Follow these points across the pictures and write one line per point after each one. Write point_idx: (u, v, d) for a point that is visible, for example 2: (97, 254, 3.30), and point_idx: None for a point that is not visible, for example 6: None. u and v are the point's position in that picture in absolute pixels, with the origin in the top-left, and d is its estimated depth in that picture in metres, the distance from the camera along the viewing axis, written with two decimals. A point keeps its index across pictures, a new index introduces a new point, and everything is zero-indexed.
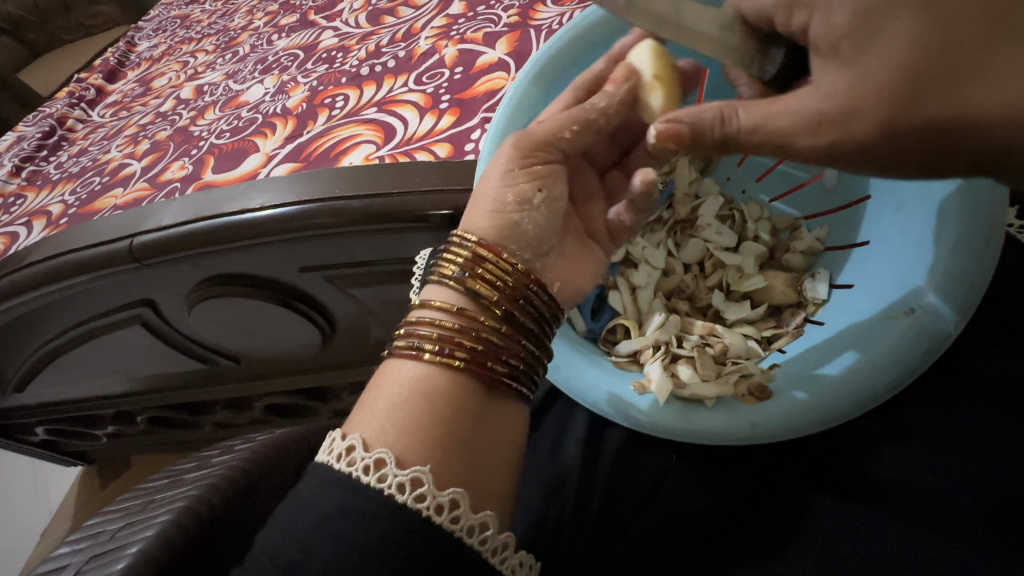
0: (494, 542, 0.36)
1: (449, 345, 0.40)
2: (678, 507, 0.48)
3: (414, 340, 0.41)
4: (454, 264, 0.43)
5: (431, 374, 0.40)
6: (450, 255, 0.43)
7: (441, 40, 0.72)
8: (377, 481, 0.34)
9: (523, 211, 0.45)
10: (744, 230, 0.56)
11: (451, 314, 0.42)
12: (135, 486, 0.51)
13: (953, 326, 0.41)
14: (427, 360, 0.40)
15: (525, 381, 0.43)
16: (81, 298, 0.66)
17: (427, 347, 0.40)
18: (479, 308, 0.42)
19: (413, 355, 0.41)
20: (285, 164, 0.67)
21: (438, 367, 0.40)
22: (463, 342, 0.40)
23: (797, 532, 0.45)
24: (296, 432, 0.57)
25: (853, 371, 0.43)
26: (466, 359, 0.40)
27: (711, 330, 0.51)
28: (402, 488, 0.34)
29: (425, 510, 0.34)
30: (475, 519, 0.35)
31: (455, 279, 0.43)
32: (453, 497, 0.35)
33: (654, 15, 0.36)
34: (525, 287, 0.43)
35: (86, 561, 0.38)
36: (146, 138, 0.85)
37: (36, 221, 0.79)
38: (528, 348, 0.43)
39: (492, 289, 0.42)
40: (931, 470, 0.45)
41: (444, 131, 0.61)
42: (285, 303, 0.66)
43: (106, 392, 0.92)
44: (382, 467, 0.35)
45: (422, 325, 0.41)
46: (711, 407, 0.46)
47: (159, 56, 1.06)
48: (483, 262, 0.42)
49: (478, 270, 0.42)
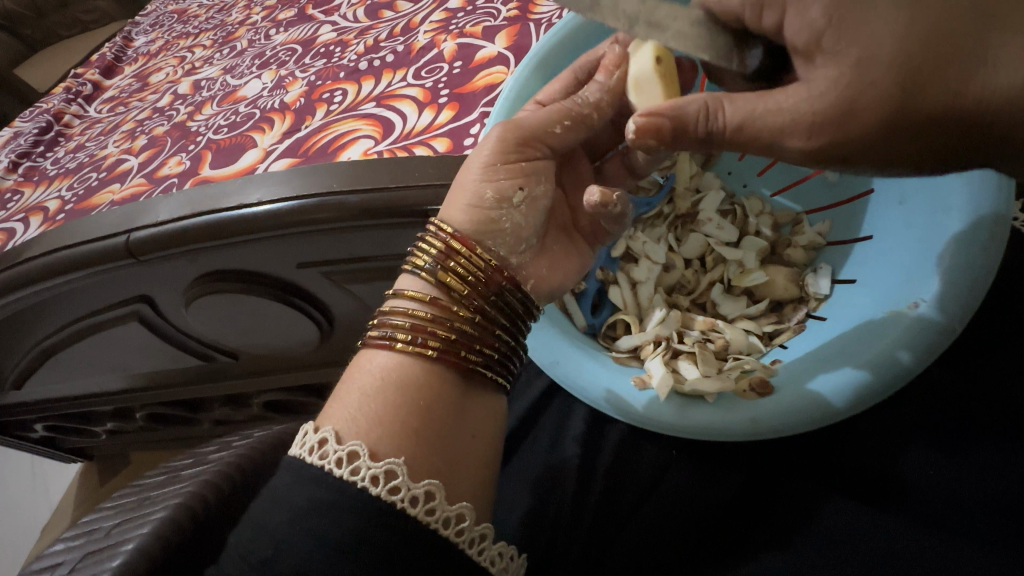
0: (471, 533, 0.35)
1: (421, 335, 0.40)
2: (673, 501, 0.48)
3: (387, 329, 0.40)
4: (428, 255, 0.42)
5: (404, 364, 0.39)
6: (421, 243, 0.43)
7: (440, 34, 0.72)
8: (349, 474, 0.34)
9: (502, 209, 0.45)
10: (745, 224, 0.55)
11: (424, 303, 0.41)
12: (130, 484, 0.51)
13: (956, 322, 0.41)
14: (400, 351, 0.40)
15: (498, 372, 0.42)
16: (79, 294, 0.66)
17: (399, 337, 0.40)
18: (448, 297, 0.41)
19: (383, 344, 0.40)
20: (283, 159, 0.66)
21: (410, 357, 0.40)
22: (436, 332, 0.40)
23: (792, 520, 0.45)
24: (291, 428, 0.56)
25: (857, 369, 0.42)
26: (440, 348, 0.40)
27: (712, 325, 0.51)
28: (376, 481, 0.34)
29: (399, 502, 0.33)
30: (452, 511, 0.35)
31: (426, 269, 0.42)
32: (427, 488, 0.35)
33: (623, 13, 0.35)
34: (496, 283, 0.42)
35: (80, 559, 0.37)
36: (142, 133, 0.84)
37: (33, 217, 0.79)
38: (504, 339, 0.43)
39: (464, 283, 0.41)
40: (932, 470, 0.44)
41: (442, 125, 0.60)
42: (282, 299, 0.66)
43: (104, 389, 0.92)
44: (354, 461, 0.34)
45: (395, 314, 0.41)
46: (711, 402, 0.46)
47: (156, 51, 1.06)
48: (454, 255, 0.42)
49: (449, 265, 0.41)
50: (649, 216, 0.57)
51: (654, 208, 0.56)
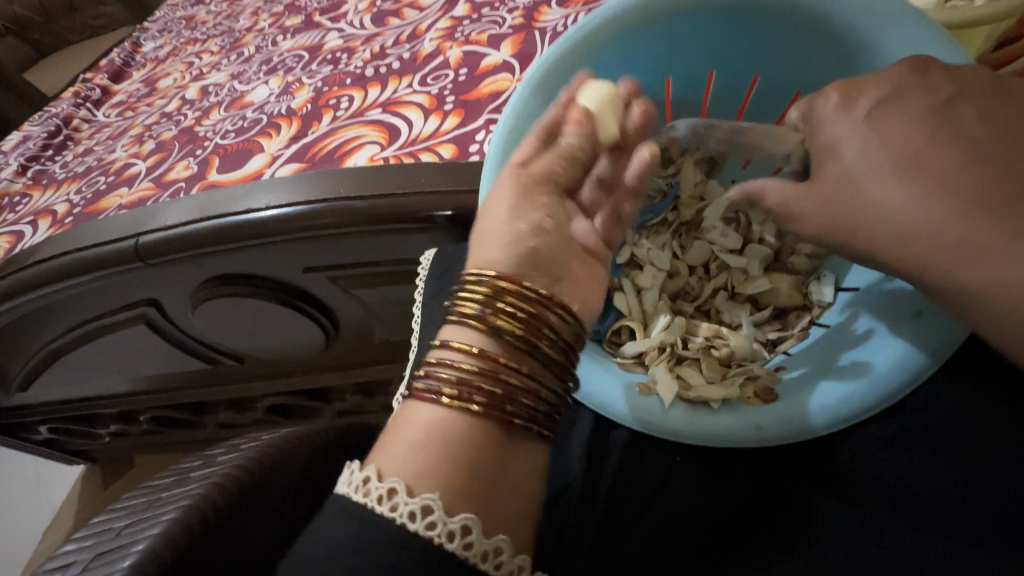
0: (512, 568, 0.30)
1: (469, 390, 0.33)
2: (676, 509, 0.45)
3: (431, 381, 0.34)
4: (475, 299, 0.36)
5: (449, 421, 0.32)
6: (474, 286, 0.36)
7: (445, 41, 0.73)
8: (388, 510, 0.29)
9: (538, 238, 0.39)
10: (750, 232, 0.55)
11: (472, 355, 0.35)
12: (140, 485, 0.51)
13: (959, 332, 0.39)
14: (445, 406, 0.32)
15: (554, 428, 0.36)
16: (87, 296, 0.66)
17: (443, 390, 0.33)
18: (510, 351, 0.35)
19: (431, 398, 0.33)
20: (291, 164, 0.67)
21: (456, 414, 0.32)
22: (484, 386, 0.33)
23: (799, 531, 0.42)
24: (300, 432, 0.56)
25: (842, 386, 0.43)
26: (487, 406, 0.32)
27: (716, 333, 0.52)
28: (413, 516, 0.29)
29: (437, 538, 0.29)
30: (491, 545, 0.30)
31: (476, 315, 0.35)
32: (465, 523, 0.29)
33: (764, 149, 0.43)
34: (551, 317, 0.37)
35: (90, 560, 0.37)
36: (150, 137, 0.85)
37: (41, 220, 0.80)
38: (554, 388, 0.36)
39: (516, 324, 0.35)
40: (947, 476, 0.41)
41: (448, 132, 0.61)
42: (289, 303, 0.66)
43: (110, 391, 0.93)
44: (393, 495, 0.29)
45: (440, 366, 0.34)
46: (716, 408, 0.46)
47: (164, 56, 1.07)
48: (504, 294, 0.36)
49: (501, 305, 0.35)
50: (655, 223, 0.57)
51: (660, 216, 0.56)
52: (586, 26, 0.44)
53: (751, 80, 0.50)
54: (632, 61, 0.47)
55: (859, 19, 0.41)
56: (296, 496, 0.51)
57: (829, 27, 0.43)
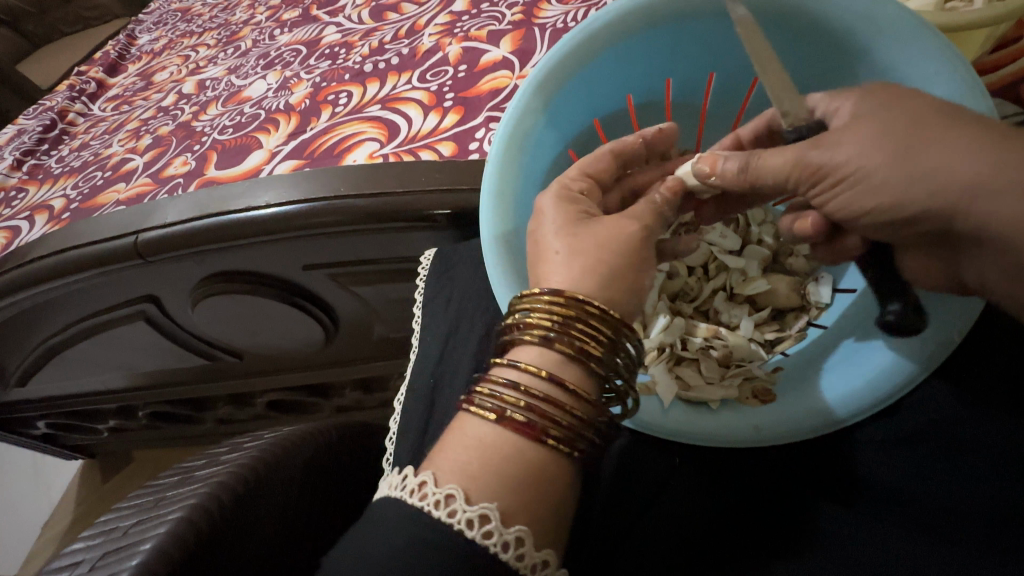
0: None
1: (578, 437, 0.32)
2: (678, 511, 0.44)
3: (537, 417, 0.31)
4: (594, 340, 0.34)
5: (539, 458, 0.31)
6: (602, 331, 0.34)
7: (444, 37, 0.72)
8: (445, 515, 0.28)
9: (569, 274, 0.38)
10: (748, 233, 0.56)
11: (577, 396, 0.33)
12: (147, 483, 0.51)
13: (955, 332, 0.40)
14: (551, 448, 0.31)
15: None
16: (86, 293, 0.66)
17: (554, 433, 0.31)
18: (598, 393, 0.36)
19: (537, 436, 0.31)
20: (289, 160, 0.67)
21: (556, 456, 0.31)
22: (589, 435, 0.33)
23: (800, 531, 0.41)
24: (302, 430, 0.57)
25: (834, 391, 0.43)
26: (585, 452, 0.33)
27: (715, 333, 0.52)
28: (469, 524, 0.28)
29: (493, 548, 0.28)
30: (539, 557, 0.29)
31: (593, 357, 0.34)
32: (517, 534, 0.28)
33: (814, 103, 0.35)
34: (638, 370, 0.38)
35: (100, 558, 0.38)
36: (147, 132, 0.85)
37: (38, 215, 0.79)
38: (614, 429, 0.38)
39: (617, 374, 0.35)
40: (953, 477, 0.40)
41: (448, 130, 0.61)
42: (288, 300, 0.66)
43: (108, 386, 0.92)
44: (448, 502, 0.29)
45: (549, 403, 0.32)
46: (716, 409, 0.47)
47: (160, 49, 1.06)
48: (620, 344, 0.35)
49: (614, 354, 0.35)
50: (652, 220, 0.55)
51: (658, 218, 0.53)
52: (586, 30, 0.44)
53: (751, 82, 0.49)
54: (628, 69, 0.48)
55: (859, 23, 0.41)
56: (300, 494, 0.51)
57: (829, 30, 0.43)
